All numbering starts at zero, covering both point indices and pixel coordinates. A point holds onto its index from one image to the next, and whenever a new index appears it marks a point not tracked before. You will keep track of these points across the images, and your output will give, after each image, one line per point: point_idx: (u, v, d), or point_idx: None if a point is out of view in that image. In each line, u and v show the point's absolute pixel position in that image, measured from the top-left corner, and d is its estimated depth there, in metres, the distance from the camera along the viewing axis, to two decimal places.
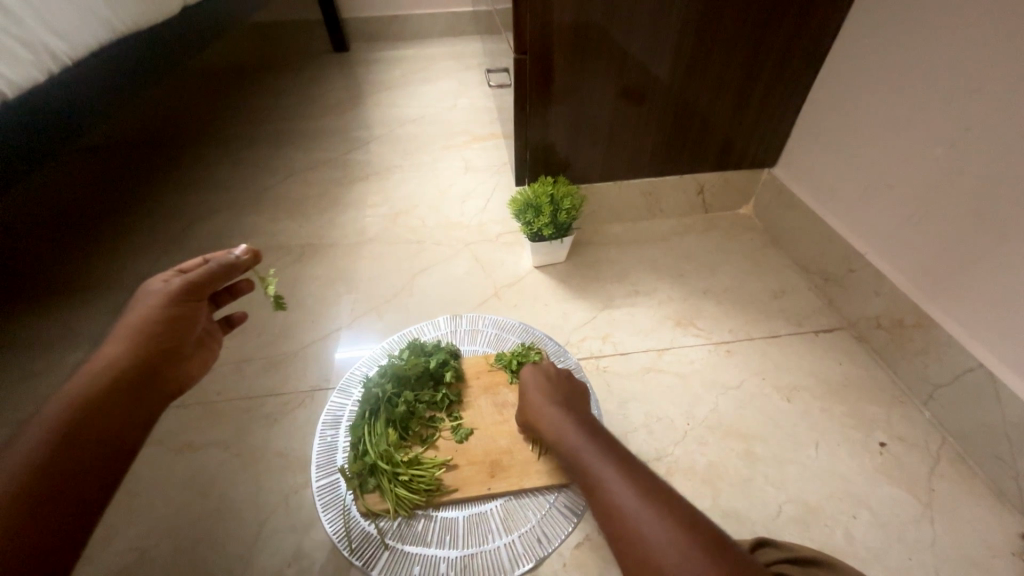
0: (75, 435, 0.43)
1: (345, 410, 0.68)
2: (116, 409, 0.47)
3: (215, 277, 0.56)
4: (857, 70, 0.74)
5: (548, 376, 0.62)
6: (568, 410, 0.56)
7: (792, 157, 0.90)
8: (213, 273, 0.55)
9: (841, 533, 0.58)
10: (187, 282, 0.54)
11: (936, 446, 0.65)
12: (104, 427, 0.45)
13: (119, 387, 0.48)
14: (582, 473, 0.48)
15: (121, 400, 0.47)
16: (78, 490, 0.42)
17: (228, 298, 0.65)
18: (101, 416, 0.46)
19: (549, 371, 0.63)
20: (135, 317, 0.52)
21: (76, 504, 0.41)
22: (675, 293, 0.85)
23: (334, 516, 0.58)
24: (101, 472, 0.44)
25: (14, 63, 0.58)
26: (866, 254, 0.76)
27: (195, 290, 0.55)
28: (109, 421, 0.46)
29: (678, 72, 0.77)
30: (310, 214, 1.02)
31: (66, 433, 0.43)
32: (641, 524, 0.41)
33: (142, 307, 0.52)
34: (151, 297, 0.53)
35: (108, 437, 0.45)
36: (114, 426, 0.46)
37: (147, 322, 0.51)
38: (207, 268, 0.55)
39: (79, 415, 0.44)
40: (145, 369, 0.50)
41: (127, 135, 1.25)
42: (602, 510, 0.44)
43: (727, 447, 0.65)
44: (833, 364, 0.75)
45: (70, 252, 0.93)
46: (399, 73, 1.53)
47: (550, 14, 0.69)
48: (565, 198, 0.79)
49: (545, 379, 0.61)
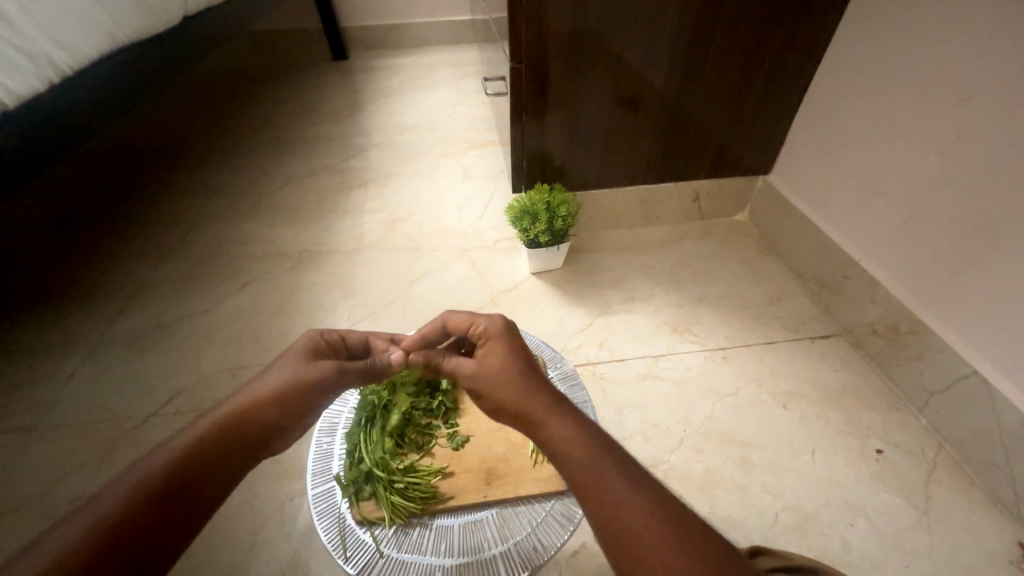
0: (182, 486, 0.36)
1: (341, 418, 0.67)
2: (224, 469, 0.39)
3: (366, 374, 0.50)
4: (850, 78, 0.75)
5: (499, 336, 0.49)
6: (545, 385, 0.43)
7: (787, 165, 0.91)
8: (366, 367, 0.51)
9: (838, 540, 0.57)
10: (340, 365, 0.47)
11: (932, 453, 0.65)
12: (221, 478, 0.38)
13: (234, 447, 0.40)
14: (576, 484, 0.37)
15: (233, 456, 0.40)
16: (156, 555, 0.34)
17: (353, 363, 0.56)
18: (216, 468, 0.38)
19: (501, 327, 0.50)
20: (266, 385, 0.44)
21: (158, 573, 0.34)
22: (672, 299, 0.86)
23: (330, 525, 0.57)
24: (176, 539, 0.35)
25: (17, 73, 0.58)
26: (860, 261, 0.77)
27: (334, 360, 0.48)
28: (209, 483, 0.37)
29: (674, 80, 0.78)
30: (309, 221, 1.03)
31: (166, 490, 0.35)
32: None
33: (273, 378, 0.44)
34: (294, 371, 0.45)
35: (205, 501, 0.37)
36: (206, 492, 0.37)
37: (274, 399, 0.43)
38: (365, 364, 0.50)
39: (190, 464, 0.37)
40: (258, 438, 0.41)
41: (128, 143, 1.26)
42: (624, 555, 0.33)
43: (724, 454, 0.65)
44: (830, 370, 0.75)
45: (69, 259, 0.93)
46: (398, 81, 1.55)
47: (546, 24, 0.70)
48: (562, 205, 0.80)
49: (506, 347, 0.48)
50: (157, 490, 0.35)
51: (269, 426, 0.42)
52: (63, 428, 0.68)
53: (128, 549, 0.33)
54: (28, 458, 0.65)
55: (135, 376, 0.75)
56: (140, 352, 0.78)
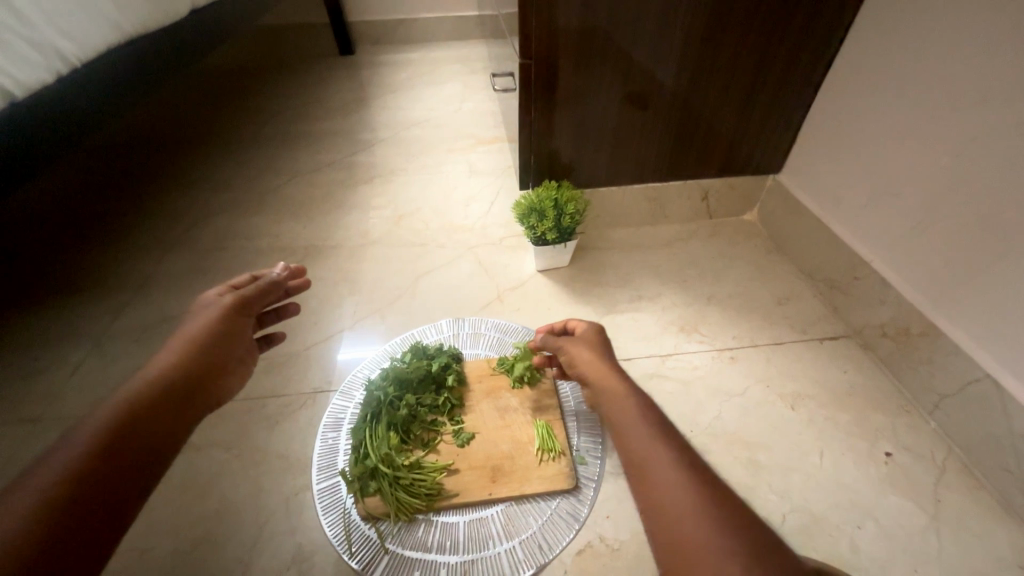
0: (125, 438, 0.41)
1: (346, 413, 0.68)
2: (169, 415, 0.45)
3: (265, 294, 0.60)
4: (864, 76, 0.74)
5: (598, 340, 0.57)
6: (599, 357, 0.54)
7: (797, 164, 0.90)
8: (263, 289, 0.60)
9: (845, 543, 0.57)
10: (239, 297, 0.58)
11: (941, 456, 0.64)
12: (166, 424, 0.45)
13: (169, 392, 0.46)
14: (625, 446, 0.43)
15: (173, 402, 0.46)
16: (125, 493, 0.39)
17: (273, 320, 0.68)
18: (159, 416, 0.44)
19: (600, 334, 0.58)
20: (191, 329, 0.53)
21: (131, 508, 0.39)
22: (679, 298, 0.85)
23: (335, 519, 0.58)
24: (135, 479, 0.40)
25: (24, 65, 0.59)
26: (872, 261, 0.76)
27: (245, 304, 0.58)
28: (156, 430, 0.43)
29: (684, 78, 0.77)
30: (315, 216, 1.03)
31: (116, 437, 0.41)
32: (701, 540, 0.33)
33: (199, 316, 0.55)
34: (207, 310, 0.56)
35: (155, 444, 0.43)
36: (156, 435, 0.43)
37: (205, 331, 0.53)
38: (259, 287, 0.60)
39: (131, 418, 0.43)
40: (194, 379, 0.49)
41: (135, 136, 1.26)
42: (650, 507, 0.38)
43: (730, 454, 0.65)
44: (838, 372, 0.74)
45: (75, 252, 0.93)
46: (405, 76, 1.54)
47: (556, 20, 0.69)
48: (570, 202, 0.79)
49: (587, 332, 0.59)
50: (108, 439, 0.40)
51: (199, 375, 0.50)
52: (69, 420, 0.69)
53: (90, 495, 0.37)
54: (34, 450, 0.65)
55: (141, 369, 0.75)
56: (146, 345, 0.78)
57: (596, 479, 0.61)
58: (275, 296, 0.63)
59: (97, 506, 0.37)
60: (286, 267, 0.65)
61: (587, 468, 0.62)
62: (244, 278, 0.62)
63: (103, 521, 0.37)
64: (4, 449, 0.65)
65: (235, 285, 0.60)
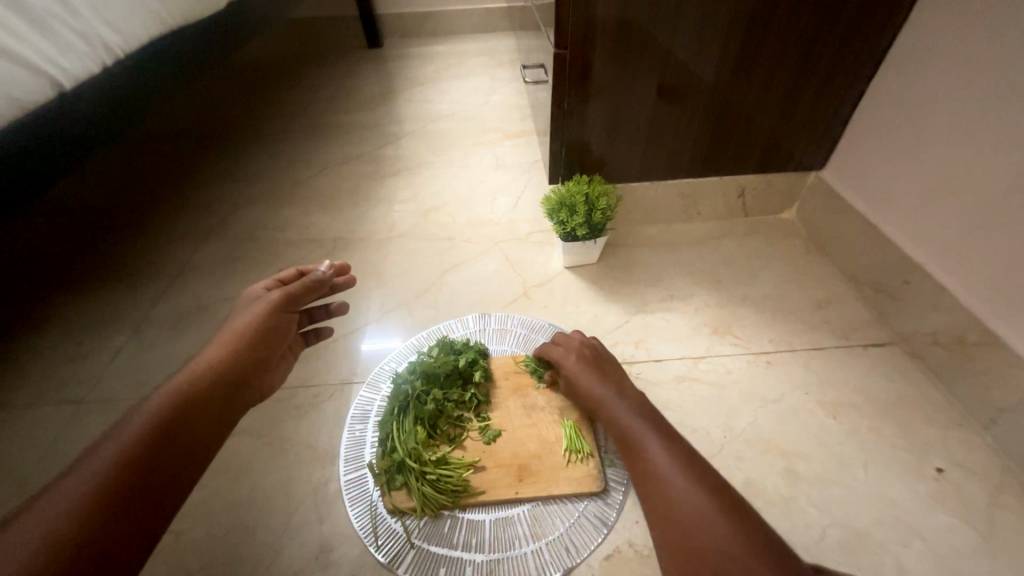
0: (171, 433, 0.42)
1: (373, 405, 0.68)
2: (212, 410, 0.46)
3: (310, 291, 0.59)
4: (923, 64, 0.68)
5: (591, 357, 0.61)
6: (608, 380, 0.57)
7: (844, 160, 0.85)
8: (307, 286, 0.59)
9: (892, 563, 0.54)
10: (286, 293, 0.57)
11: (999, 475, 0.60)
12: (208, 420, 0.45)
13: (214, 388, 0.47)
14: (633, 453, 0.48)
15: (216, 400, 0.47)
16: (170, 485, 0.40)
17: (318, 314, 0.69)
18: (203, 412, 0.45)
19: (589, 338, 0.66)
20: (239, 323, 0.54)
21: (173, 502, 0.40)
22: (712, 299, 0.82)
23: (361, 511, 0.58)
24: (179, 470, 0.41)
25: (73, 55, 0.61)
26: (925, 265, 0.71)
27: (291, 301, 0.58)
28: (198, 423, 0.44)
29: (724, 71, 0.74)
30: (343, 208, 1.03)
31: (163, 427, 0.41)
32: (698, 525, 0.38)
33: (246, 311, 0.56)
34: (255, 304, 0.56)
35: (198, 441, 0.43)
36: (199, 433, 0.44)
37: (251, 326, 0.54)
38: (304, 283, 0.59)
39: (178, 412, 0.43)
40: (238, 375, 0.50)
41: (172, 128, 1.29)
42: (654, 503, 0.42)
43: (766, 462, 0.62)
44: (884, 380, 0.70)
45: (116, 241, 0.97)
46: (431, 69, 1.54)
47: (593, 10, 0.67)
48: (601, 197, 0.77)
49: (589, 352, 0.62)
50: (158, 429, 0.41)
51: (242, 371, 0.51)
52: (111, 402, 0.71)
53: (139, 486, 0.38)
54: (79, 430, 0.68)
55: (177, 355, 0.77)
56: (181, 332, 0.80)
57: (625, 482, 0.60)
58: (321, 293, 0.62)
59: (139, 503, 0.37)
60: (333, 264, 0.64)
61: (615, 471, 0.60)
62: (291, 273, 0.63)
63: (150, 511, 0.38)
64: (52, 428, 0.68)
65: (283, 280, 0.61)
